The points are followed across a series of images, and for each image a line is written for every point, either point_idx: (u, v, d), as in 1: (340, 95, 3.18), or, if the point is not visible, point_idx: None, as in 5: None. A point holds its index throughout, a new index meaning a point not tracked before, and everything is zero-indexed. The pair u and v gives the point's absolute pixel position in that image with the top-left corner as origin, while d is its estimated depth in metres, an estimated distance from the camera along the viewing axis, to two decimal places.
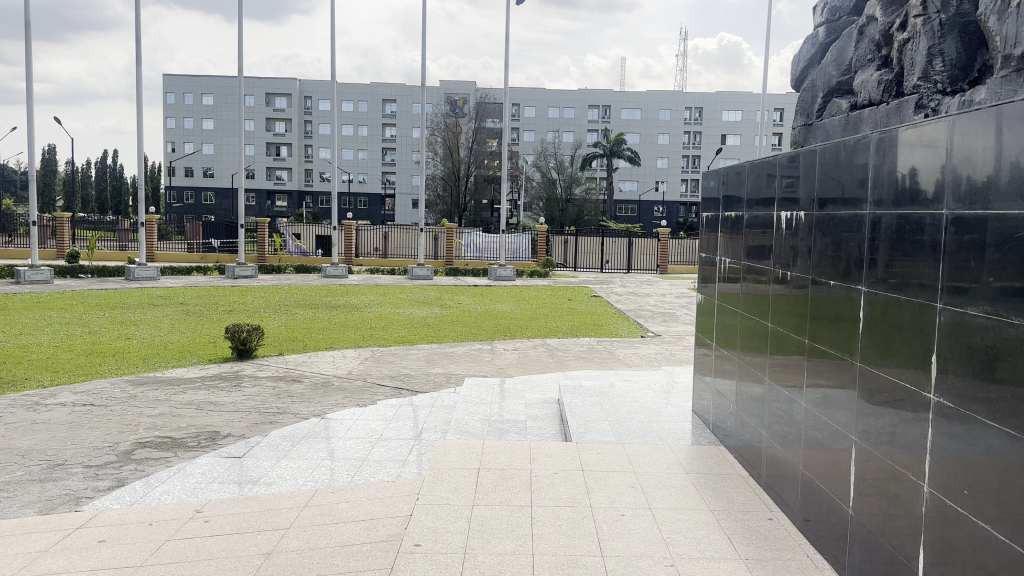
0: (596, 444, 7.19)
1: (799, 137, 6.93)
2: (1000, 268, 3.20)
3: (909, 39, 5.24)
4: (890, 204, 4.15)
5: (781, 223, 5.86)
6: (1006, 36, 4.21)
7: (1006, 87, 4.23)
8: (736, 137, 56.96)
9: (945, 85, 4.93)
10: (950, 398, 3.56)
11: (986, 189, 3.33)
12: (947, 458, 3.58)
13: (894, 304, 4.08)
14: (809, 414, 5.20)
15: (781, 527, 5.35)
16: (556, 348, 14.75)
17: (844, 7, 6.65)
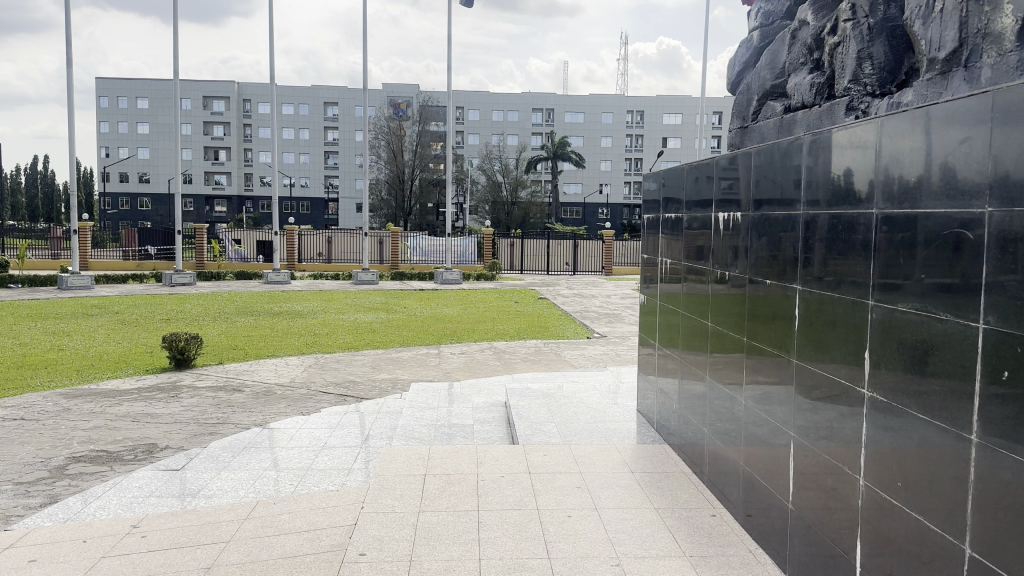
0: (543, 446, 7.20)
1: (736, 139, 7.07)
2: (929, 265, 3.31)
3: (839, 43, 5.38)
4: (824, 204, 4.24)
5: (719, 223, 5.97)
6: (930, 40, 4.34)
7: (932, 89, 4.36)
8: (678, 140, 57.92)
9: (875, 87, 5.06)
10: (882, 393, 3.66)
11: (916, 188, 3.42)
12: (881, 451, 3.68)
13: (828, 302, 4.18)
14: (749, 411, 5.30)
15: (724, 523, 5.43)
16: (503, 350, 14.74)
17: (777, 12, 6.80)
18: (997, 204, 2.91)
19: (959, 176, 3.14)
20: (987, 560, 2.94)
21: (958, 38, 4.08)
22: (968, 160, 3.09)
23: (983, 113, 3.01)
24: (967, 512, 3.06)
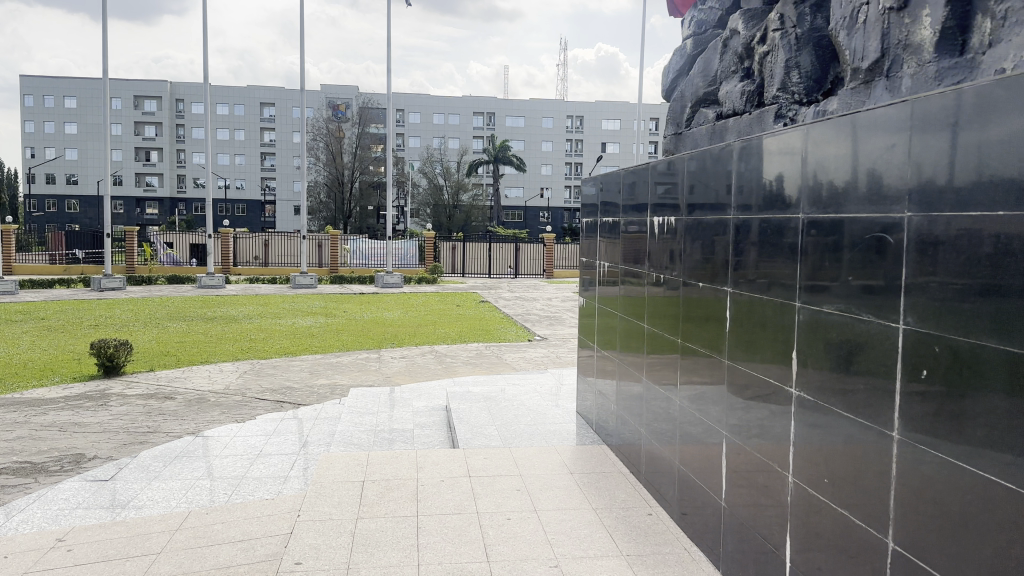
0: (483, 450, 7.20)
1: (671, 145, 7.21)
2: (855, 269, 3.42)
3: (768, 52, 5.54)
4: (755, 209, 4.37)
5: (655, 227, 6.09)
6: (854, 50, 4.49)
7: (856, 98, 4.52)
8: (617, 145, 58.65)
9: (802, 96, 5.21)
10: (808, 392, 3.78)
11: (840, 193, 3.56)
12: (808, 448, 3.80)
13: (757, 303, 4.31)
14: (684, 410, 5.40)
15: (660, 521, 5.52)
16: (444, 354, 14.70)
17: (709, 21, 6.97)
18: (917, 210, 3.03)
19: (882, 183, 3.25)
20: (906, 552, 3.06)
21: (879, 49, 4.23)
22: (889, 167, 3.21)
23: (902, 122, 3.14)
24: (887, 506, 3.18)
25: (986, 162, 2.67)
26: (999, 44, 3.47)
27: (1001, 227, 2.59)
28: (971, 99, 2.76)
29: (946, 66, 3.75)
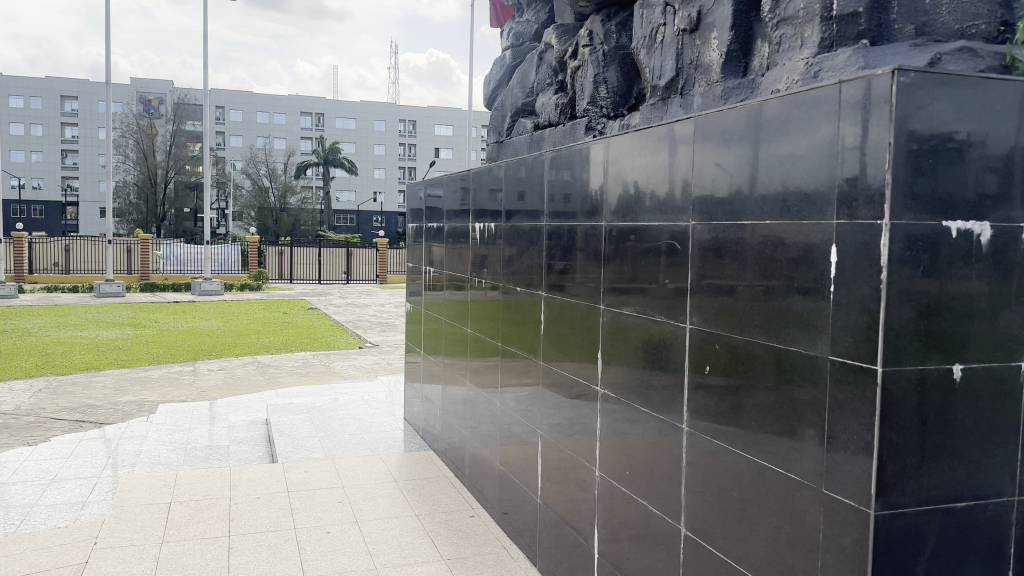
0: (303, 463, 6.98)
1: (493, 153, 7.33)
2: (650, 274, 3.64)
3: (579, 66, 5.78)
4: (565, 216, 4.57)
5: (475, 233, 6.18)
6: (653, 69, 4.77)
7: (655, 113, 4.80)
8: (448, 150, 58.99)
9: (609, 109, 5.47)
10: (612, 390, 3.99)
11: (636, 202, 3.80)
12: (613, 444, 3.99)
13: (567, 306, 4.51)
14: (505, 412, 5.51)
15: (481, 523, 5.59)
16: (268, 364, 14.11)
17: (527, 34, 7.18)
18: (700, 219, 3.23)
19: (672, 194, 3.48)
20: (696, 538, 3.28)
21: (675, 67, 4.52)
22: (677, 179, 3.45)
23: (688, 137, 3.35)
24: (680, 496, 3.39)
25: (757, 176, 2.86)
26: (774, 68, 3.74)
27: (766, 232, 2.81)
28: (745, 118, 2.94)
29: (731, 87, 4.03)
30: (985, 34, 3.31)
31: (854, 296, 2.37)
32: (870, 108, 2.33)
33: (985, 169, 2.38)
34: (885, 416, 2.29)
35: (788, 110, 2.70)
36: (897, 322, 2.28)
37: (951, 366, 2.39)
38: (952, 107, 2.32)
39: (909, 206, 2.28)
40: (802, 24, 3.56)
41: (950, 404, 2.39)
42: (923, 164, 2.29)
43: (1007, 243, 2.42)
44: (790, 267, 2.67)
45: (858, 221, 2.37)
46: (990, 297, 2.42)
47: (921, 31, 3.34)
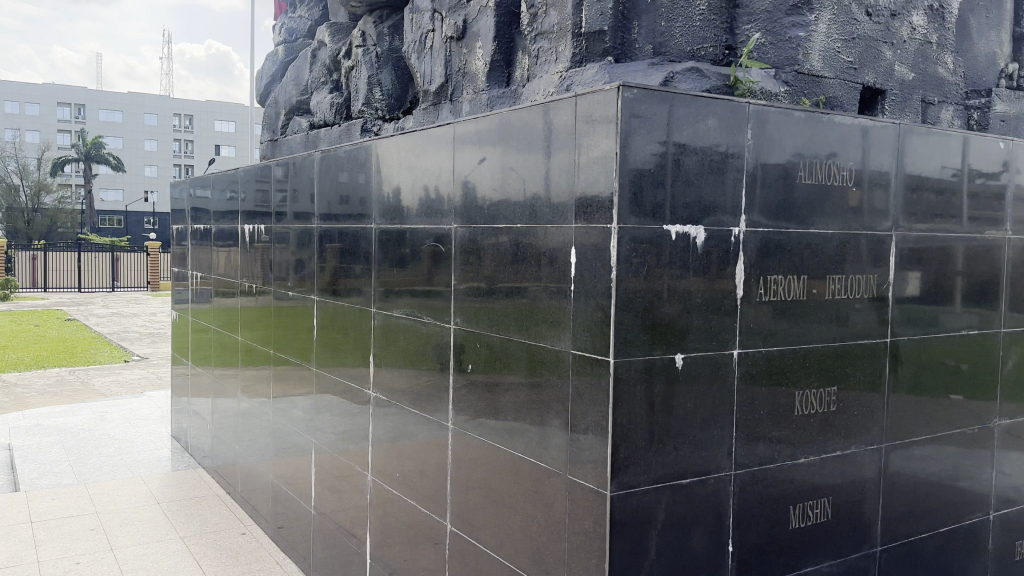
0: (50, 490, 6.29)
1: (267, 151, 7.00)
2: (416, 275, 3.76)
3: (352, 67, 5.73)
4: (334, 219, 4.57)
5: (245, 235, 5.92)
6: (424, 73, 4.83)
7: (428, 117, 4.83)
8: (230, 149, 55.92)
9: (385, 111, 5.44)
10: (382, 392, 4.08)
11: (401, 206, 3.91)
12: (384, 447, 4.06)
13: (337, 310, 4.52)
14: (278, 422, 5.35)
15: (252, 539, 5.36)
16: (11, 383, 12.54)
17: (300, 30, 6.99)
18: (461, 221, 3.40)
19: (435, 198, 3.62)
20: (460, 533, 3.42)
21: (444, 73, 4.60)
22: (439, 183, 3.60)
23: (449, 141, 3.52)
24: (446, 494, 3.53)
25: (511, 181, 3.08)
26: (534, 79, 3.92)
27: (517, 234, 3.04)
28: (498, 125, 3.15)
29: (496, 95, 4.16)
30: (713, 57, 3.79)
31: (590, 292, 2.65)
32: (601, 122, 2.59)
33: (698, 180, 2.71)
34: (616, 402, 2.55)
35: (533, 119, 2.94)
36: (625, 317, 2.57)
37: (674, 356, 2.69)
38: (669, 124, 2.63)
39: (634, 211, 2.56)
40: (557, 37, 3.76)
41: (674, 390, 2.70)
42: (646, 176, 2.58)
43: (719, 245, 2.78)
44: (537, 269, 2.92)
45: (593, 225, 2.64)
46: (706, 294, 2.76)
47: (659, 50, 3.71)
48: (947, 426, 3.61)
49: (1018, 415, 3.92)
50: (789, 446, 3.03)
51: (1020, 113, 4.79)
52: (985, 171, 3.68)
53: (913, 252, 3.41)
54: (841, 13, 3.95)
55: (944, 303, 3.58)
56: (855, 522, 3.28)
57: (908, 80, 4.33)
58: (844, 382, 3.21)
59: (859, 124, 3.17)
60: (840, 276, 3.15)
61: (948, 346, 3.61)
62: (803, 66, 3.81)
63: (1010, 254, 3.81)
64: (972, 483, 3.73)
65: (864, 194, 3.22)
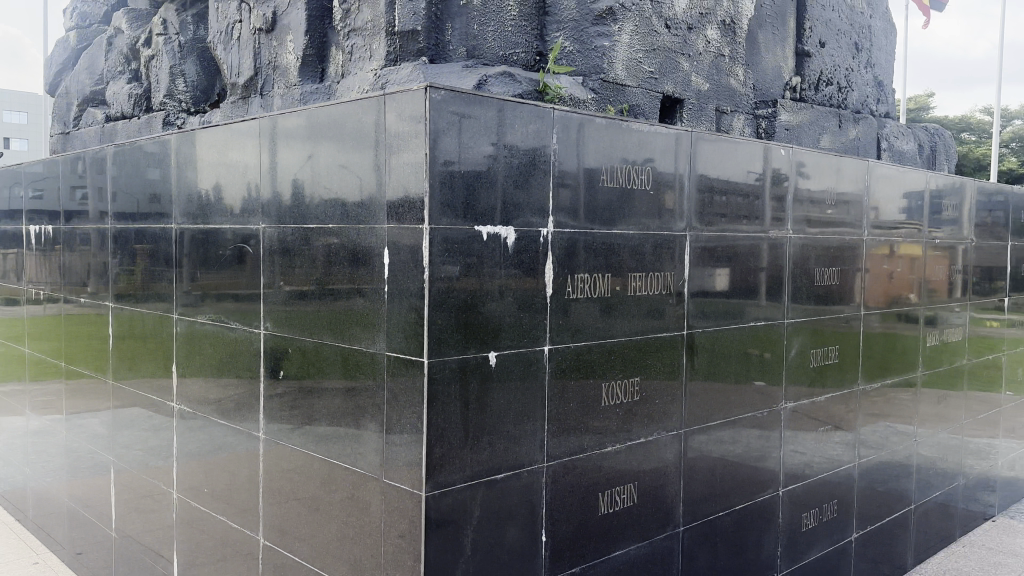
0: None
1: (56, 145, 6.43)
2: (221, 278, 3.64)
3: (153, 56, 5.38)
4: (132, 219, 4.31)
5: (30, 237, 5.40)
6: (231, 65, 4.62)
7: (235, 112, 4.62)
8: (23, 142, 50.69)
9: (189, 104, 5.17)
10: (188, 403, 3.90)
11: (206, 206, 3.75)
12: (193, 462, 3.87)
13: (137, 317, 4.29)
14: (74, 441, 4.93)
15: (46, 569, 4.90)
16: None
17: (94, 15, 6.51)
18: (269, 221, 3.30)
19: (242, 197, 3.50)
20: (273, 546, 3.31)
21: (253, 67, 4.43)
22: (245, 180, 3.48)
23: (255, 135, 3.41)
24: (258, 506, 3.40)
25: (317, 180, 3.04)
26: (348, 76, 3.86)
27: (326, 235, 2.99)
28: (306, 122, 3.10)
29: (309, 90, 4.06)
30: (525, 61, 3.97)
31: (403, 292, 2.63)
32: (411, 121, 2.59)
33: (509, 181, 2.77)
34: (431, 402, 2.56)
35: (343, 116, 2.90)
36: (438, 317, 2.57)
37: (487, 354, 2.73)
38: (480, 127, 2.67)
39: (446, 211, 2.57)
40: (370, 35, 3.73)
41: (488, 388, 2.74)
42: (458, 176, 2.61)
43: (530, 245, 2.85)
44: (349, 270, 2.87)
45: (404, 225, 2.63)
46: (518, 293, 2.83)
47: (472, 53, 3.78)
48: (740, 410, 3.92)
49: (802, 397, 4.33)
50: (598, 436, 3.18)
51: (802, 122, 5.28)
52: (769, 175, 4.02)
53: (708, 251, 3.67)
54: (643, 24, 4.20)
55: (741, 297, 3.90)
56: (659, 505, 3.49)
57: (703, 90, 4.66)
58: (646, 373, 3.40)
59: (657, 129, 3.37)
60: (642, 273, 3.34)
61: (741, 337, 3.91)
62: (608, 74, 4.05)
63: (793, 251, 4.20)
64: (764, 462, 4.08)
65: (663, 196, 3.42)
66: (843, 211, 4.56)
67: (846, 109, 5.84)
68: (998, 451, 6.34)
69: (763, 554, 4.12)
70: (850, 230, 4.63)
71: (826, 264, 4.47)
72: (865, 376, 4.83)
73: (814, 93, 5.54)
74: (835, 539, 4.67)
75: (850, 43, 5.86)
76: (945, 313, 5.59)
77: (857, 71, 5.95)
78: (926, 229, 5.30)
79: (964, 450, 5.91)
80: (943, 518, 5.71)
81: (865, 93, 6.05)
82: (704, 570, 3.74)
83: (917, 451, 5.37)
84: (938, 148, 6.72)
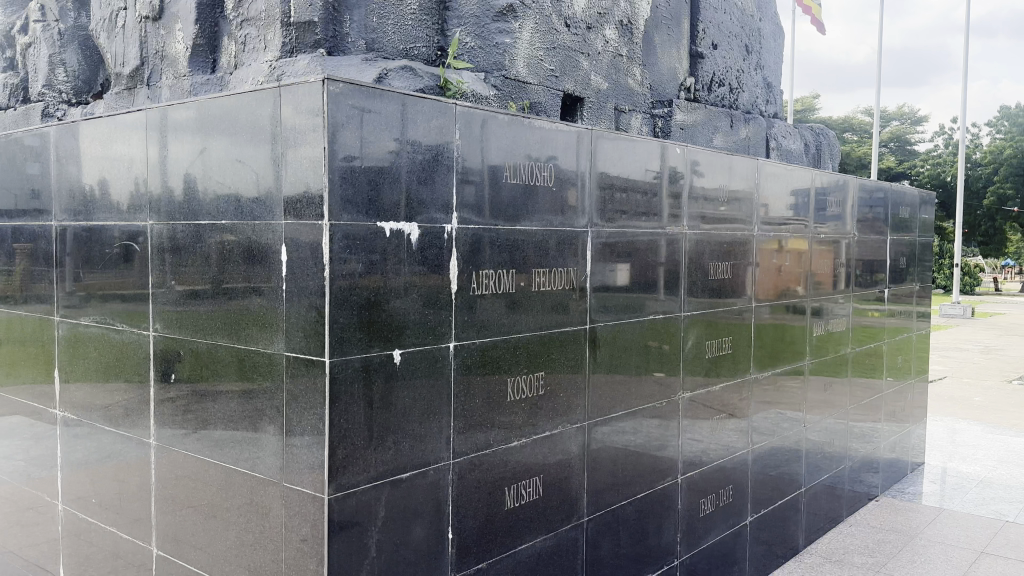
0: None
1: None
2: (106, 278, 3.46)
3: (30, 44, 5.04)
4: (9, 216, 4.04)
5: None
6: (115, 54, 4.38)
7: (121, 102, 4.38)
8: None
9: (70, 95, 4.88)
10: (72, 410, 3.69)
11: (90, 201, 3.55)
12: (78, 472, 3.66)
13: (14, 321, 4.04)
14: None
15: None
16: None
17: None
18: (158, 218, 3.15)
19: (128, 192, 3.32)
20: (167, 556, 3.17)
21: (139, 57, 4.21)
22: (131, 175, 3.31)
23: (141, 127, 3.25)
24: (151, 515, 3.25)
25: (210, 175, 2.93)
26: (241, 67, 3.73)
27: (220, 232, 2.88)
28: (196, 114, 2.97)
29: (198, 82, 3.90)
30: (426, 56, 3.94)
31: (303, 291, 2.57)
32: (309, 115, 2.52)
33: (412, 177, 2.74)
34: (333, 403, 2.50)
35: (235, 108, 2.80)
36: (340, 316, 2.52)
37: (391, 352, 2.69)
38: (382, 122, 2.63)
39: (347, 207, 2.52)
40: (264, 26, 3.61)
41: (393, 386, 2.70)
42: (359, 172, 2.56)
43: (433, 242, 2.83)
44: (245, 269, 2.78)
45: (303, 221, 2.55)
46: (422, 290, 2.80)
47: (372, 46, 3.74)
48: (641, 402, 4.03)
49: (698, 387, 4.48)
50: (503, 432, 3.19)
51: (696, 121, 5.47)
52: (666, 173, 4.14)
53: (609, 247, 3.74)
54: (542, 22, 4.24)
55: (639, 292, 3.99)
56: (563, 497, 3.54)
57: (602, 89, 4.76)
58: (551, 367, 3.44)
59: (559, 127, 3.41)
60: (545, 269, 3.37)
61: (640, 330, 4.01)
62: (510, 71, 4.07)
63: (689, 247, 4.35)
64: (664, 451, 4.20)
65: (565, 193, 3.46)
66: (734, 208, 4.74)
67: (738, 109, 6.08)
68: (878, 435, 6.74)
69: (664, 541, 4.24)
70: (742, 226, 4.82)
71: (720, 259, 4.64)
72: (757, 365, 5.04)
73: (707, 93, 5.73)
74: (731, 523, 4.85)
75: (740, 45, 6.10)
76: (830, 304, 5.90)
77: (746, 72, 6.19)
78: (811, 225, 5.58)
79: (849, 434, 6.25)
80: (831, 499, 6.03)
81: (754, 94, 6.31)
82: (608, 559, 3.82)
83: (805, 437, 5.64)
84: (822, 148, 7.07)
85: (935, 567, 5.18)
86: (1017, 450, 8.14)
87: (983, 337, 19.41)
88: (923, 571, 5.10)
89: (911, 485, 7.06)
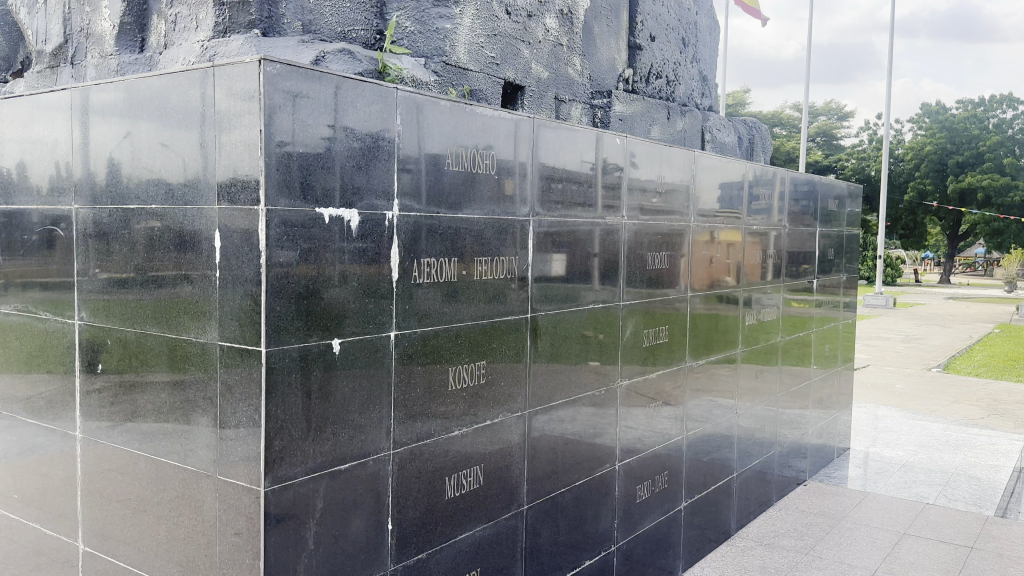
0: None
1: None
2: (27, 265, 3.29)
3: None
4: None
5: None
6: (37, 31, 4.17)
7: (42, 82, 4.17)
8: None
9: None
10: None
11: (8, 183, 3.38)
12: None
13: None
14: None
15: None
16: None
17: None
18: (82, 202, 3.01)
19: (50, 175, 3.17)
20: (94, 553, 3.06)
21: (62, 34, 4.03)
22: (53, 158, 3.16)
23: (64, 107, 3.09)
24: (75, 512, 3.12)
25: (138, 158, 2.81)
26: (171, 47, 3.58)
27: (147, 217, 2.77)
28: (123, 95, 2.84)
29: (126, 61, 3.74)
30: (364, 39, 3.87)
31: (238, 279, 2.49)
32: (243, 98, 2.43)
33: (350, 163, 2.68)
34: (270, 393, 2.44)
35: (165, 89, 2.69)
36: (277, 304, 2.45)
37: (329, 341, 2.64)
38: (319, 107, 2.57)
39: (283, 193, 2.45)
40: (195, 5, 3.49)
41: (331, 376, 2.65)
42: (295, 157, 2.49)
43: (374, 229, 2.79)
44: (175, 255, 2.68)
45: (238, 206, 2.47)
46: (361, 279, 2.75)
47: (308, 28, 3.65)
48: (579, 390, 4.06)
49: (635, 376, 4.54)
50: (444, 421, 3.17)
51: (635, 112, 5.52)
52: (602, 164, 4.15)
53: (548, 236, 3.75)
54: (483, 8, 4.23)
55: (576, 282, 4.01)
56: (503, 486, 3.54)
57: (543, 77, 4.76)
58: (491, 356, 3.43)
59: (500, 115, 3.39)
60: (486, 258, 3.36)
61: (579, 319, 4.04)
62: (450, 57, 4.05)
63: (626, 236, 4.39)
64: (601, 438, 4.25)
65: (504, 182, 3.45)
66: (671, 199, 4.81)
67: (674, 101, 6.16)
68: (806, 421, 6.96)
69: (601, 528, 4.29)
70: (678, 217, 4.89)
71: (656, 249, 4.70)
72: (691, 353, 5.13)
73: (646, 86, 5.79)
74: (666, 508, 4.94)
75: (677, 38, 6.18)
76: (761, 295, 6.05)
77: (683, 65, 6.28)
78: (743, 218, 5.71)
79: (778, 421, 6.44)
80: (761, 484, 6.21)
81: (690, 87, 6.40)
82: (547, 547, 3.84)
83: (737, 424, 5.79)
84: (755, 140, 7.23)
85: (861, 549, 5.38)
86: (935, 435, 8.51)
87: (903, 327, 20.19)
88: (849, 553, 5.29)
89: (836, 470, 7.32)
